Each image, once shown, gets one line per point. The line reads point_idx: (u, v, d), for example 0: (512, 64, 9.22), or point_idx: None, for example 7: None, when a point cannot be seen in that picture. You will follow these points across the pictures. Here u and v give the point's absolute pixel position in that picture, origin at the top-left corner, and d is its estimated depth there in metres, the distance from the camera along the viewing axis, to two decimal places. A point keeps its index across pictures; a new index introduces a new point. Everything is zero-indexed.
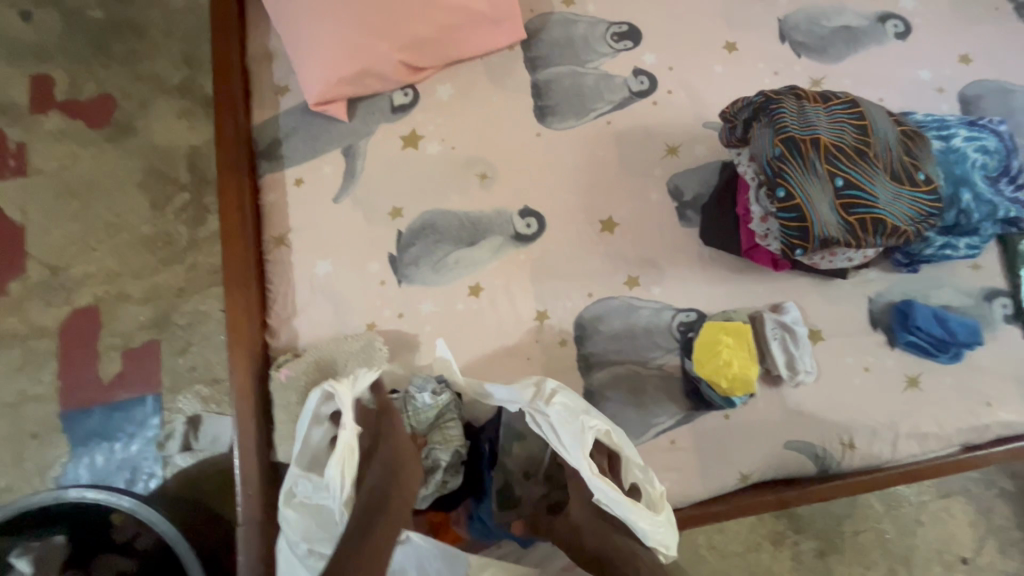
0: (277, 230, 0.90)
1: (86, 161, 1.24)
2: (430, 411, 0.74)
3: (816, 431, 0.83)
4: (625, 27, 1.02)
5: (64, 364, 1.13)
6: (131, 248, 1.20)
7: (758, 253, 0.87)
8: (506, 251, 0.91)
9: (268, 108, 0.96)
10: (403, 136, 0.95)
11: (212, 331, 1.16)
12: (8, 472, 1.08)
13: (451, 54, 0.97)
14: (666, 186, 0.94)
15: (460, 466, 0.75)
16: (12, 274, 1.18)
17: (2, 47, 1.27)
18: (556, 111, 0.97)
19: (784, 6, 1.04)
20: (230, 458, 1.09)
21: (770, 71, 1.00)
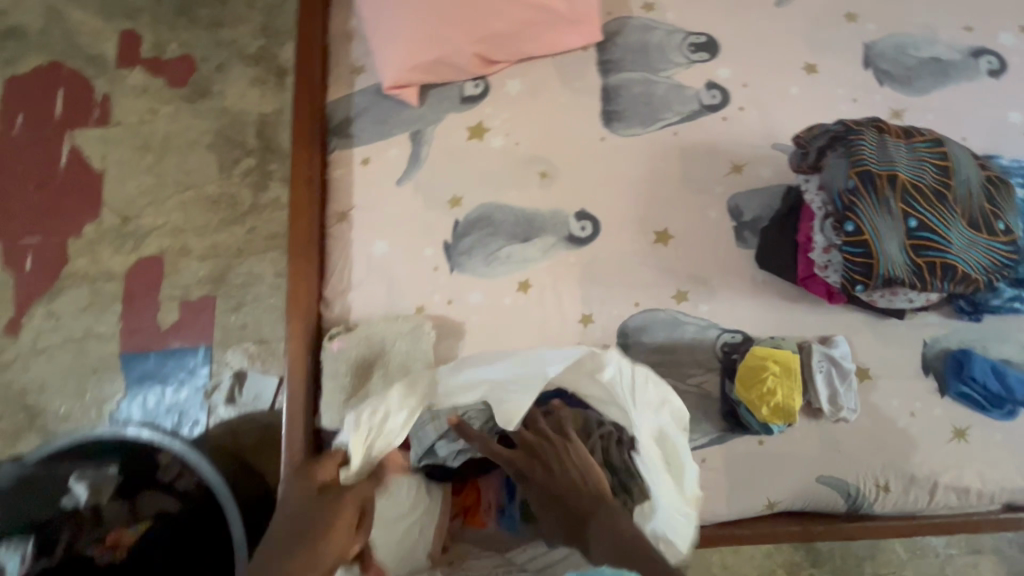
0: (341, 206, 0.93)
1: (164, 118, 1.30)
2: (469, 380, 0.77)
3: (851, 468, 0.82)
4: (703, 39, 1.00)
5: (127, 307, 1.20)
6: (196, 205, 1.26)
7: (813, 284, 0.86)
8: (559, 252, 0.91)
9: (343, 87, 0.99)
10: (470, 127, 0.97)
11: (265, 293, 1.20)
12: (69, 401, 1.16)
13: (525, 51, 0.98)
14: (726, 204, 0.93)
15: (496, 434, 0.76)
16: (88, 217, 1.25)
17: (100, 3, 1.35)
18: (623, 116, 0.97)
19: (871, 32, 1.00)
20: (268, 415, 1.14)
21: (848, 97, 0.98)
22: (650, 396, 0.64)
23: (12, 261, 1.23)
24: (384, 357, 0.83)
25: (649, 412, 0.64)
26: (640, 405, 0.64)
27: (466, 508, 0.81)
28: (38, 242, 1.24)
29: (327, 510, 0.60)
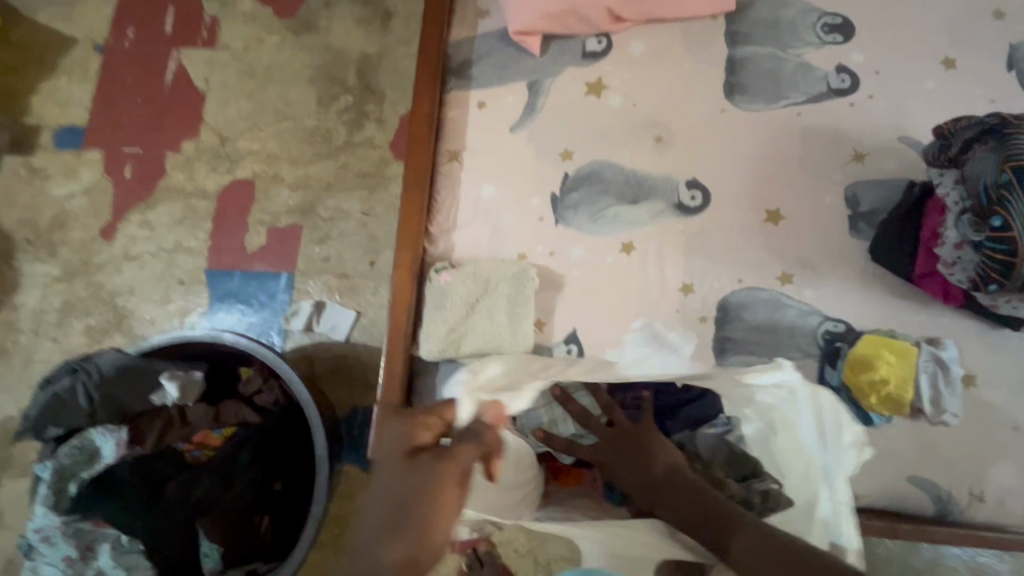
0: (453, 146, 0.93)
1: (269, 47, 1.32)
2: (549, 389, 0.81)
3: (946, 473, 0.80)
4: (839, 20, 0.97)
5: (217, 226, 1.23)
6: (292, 136, 1.28)
7: (929, 282, 0.84)
8: (667, 219, 0.90)
9: (466, 30, 0.99)
10: (589, 83, 0.95)
11: (349, 229, 1.21)
12: (155, 308, 1.20)
13: (655, 12, 0.96)
14: (843, 192, 0.90)
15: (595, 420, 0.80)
16: (188, 135, 1.28)
17: None
18: (746, 90, 0.95)
19: (1020, 32, 0.95)
20: (341, 348, 1.16)
21: (987, 98, 0.93)
22: (842, 431, 0.68)
23: (113, 167, 1.28)
24: (487, 297, 0.84)
25: (840, 450, 0.67)
26: (829, 441, 0.68)
27: (559, 468, 0.81)
28: (139, 153, 1.28)
29: (431, 479, 0.56)
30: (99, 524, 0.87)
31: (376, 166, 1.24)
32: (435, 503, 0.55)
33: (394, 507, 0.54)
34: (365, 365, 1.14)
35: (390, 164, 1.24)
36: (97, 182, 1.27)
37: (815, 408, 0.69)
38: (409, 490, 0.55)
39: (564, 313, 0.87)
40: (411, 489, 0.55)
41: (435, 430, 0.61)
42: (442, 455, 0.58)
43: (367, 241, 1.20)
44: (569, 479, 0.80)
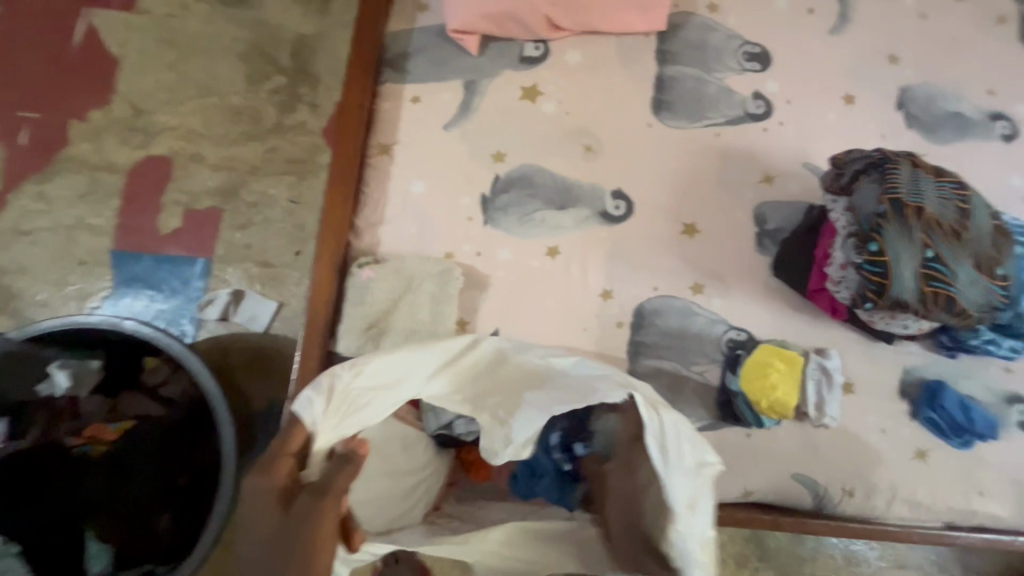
0: (384, 139, 0.92)
1: (195, 17, 1.24)
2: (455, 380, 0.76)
3: (823, 470, 0.89)
4: (758, 50, 1.04)
5: (126, 204, 1.15)
6: (216, 113, 1.21)
7: (820, 298, 0.92)
8: (591, 226, 0.93)
9: (404, 22, 0.97)
10: (524, 87, 0.97)
11: (274, 216, 1.16)
12: (49, 289, 1.10)
13: (591, 24, 0.99)
14: (752, 210, 0.97)
15: None
16: (96, 103, 1.18)
17: None
18: (671, 108, 0.99)
19: (910, 77, 1.06)
20: (260, 339, 1.11)
21: (878, 134, 1.03)
22: (685, 450, 0.65)
23: (5, 132, 1.15)
24: (410, 293, 0.84)
25: (685, 472, 0.64)
26: (674, 461, 0.64)
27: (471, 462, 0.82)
28: (37, 118, 1.16)
29: (306, 519, 0.51)
30: None
31: (307, 152, 1.20)
32: (312, 540, 0.51)
33: (270, 554, 0.50)
34: (285, 357, 1.11)
35: (321, 151, 1.20)
36: None
37: (659, 430, 0.65)
38: (283, 535, 0.51)
39: (487, 312, 0.88)
40: (288, 532, 0.51)
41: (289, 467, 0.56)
42: (317, 495, 0.52)
43: (293, 230, 1.16)
44: (480, 473, 0.81)
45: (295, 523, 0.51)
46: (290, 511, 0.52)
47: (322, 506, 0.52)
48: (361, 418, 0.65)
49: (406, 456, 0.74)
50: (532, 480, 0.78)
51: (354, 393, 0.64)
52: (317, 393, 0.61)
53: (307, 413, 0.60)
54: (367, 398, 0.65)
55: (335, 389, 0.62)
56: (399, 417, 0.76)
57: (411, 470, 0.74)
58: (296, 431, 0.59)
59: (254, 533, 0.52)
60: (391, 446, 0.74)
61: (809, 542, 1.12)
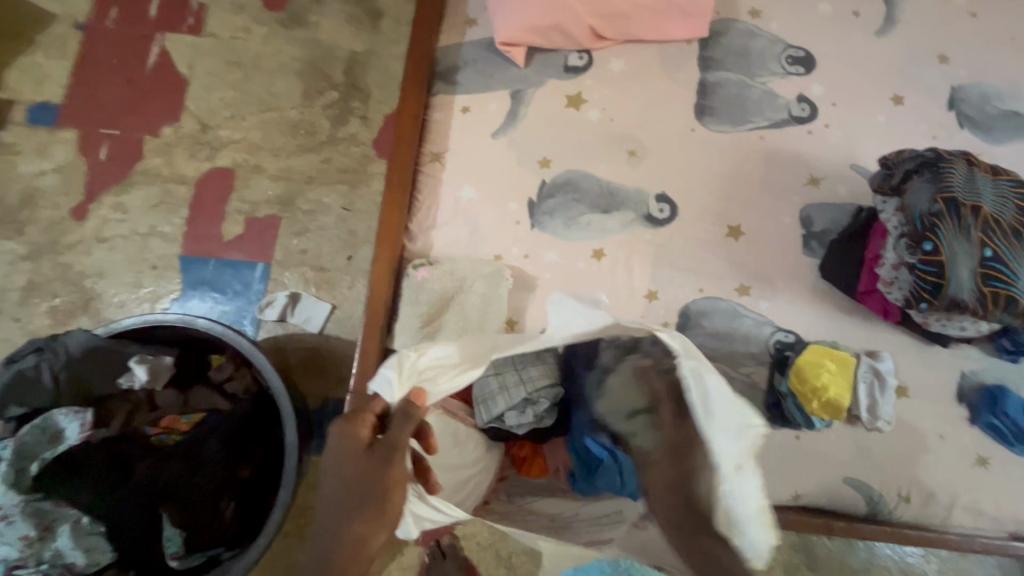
0: (436, 148, 0.97)
1: (257, 38, 1.33)
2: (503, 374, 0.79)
3: (877, 475, 0.87)
4: (802, 53, 1.04)
5: (194, 212, 1.23)
6: (276, 127, 1.28)
7: (871, 300, 0.91)
8: (636, 228, 0.95)
9: (455, 36, 1.02)
10: (569, 96, 1.00)
11: (328, 223, 1.23)
12: (125, 291, 1.19)
13: (635, 34, 1.01)
14: (798, 212, 0.97)
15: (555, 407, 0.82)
16: (167, 120, 1.28)
17: None
18: (715, 112, 1.01)
19: (961, 77, 1.05)
20: (316, 339, 1.17)
21: (929, 135, 1.02)
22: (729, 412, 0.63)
23: (88, 147, 1.26)
24: (462, 294, 0.88)
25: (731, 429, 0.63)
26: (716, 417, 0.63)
27: (523, 459, 0.85)
28: (117, 134, 1.27)
29: (382, 466, 0.59)
30: (61, 504, 0.82)
31: (359, 162, 1.26)
32: (387, 488, 0.59)
33: (350, 494, 0.58)
34: (338, 357, 1.16)
35: (372, 162, 1.26)
36: (70, 161, 1.25)
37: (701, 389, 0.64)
38: (361, 479, 0.59)
39: (536, 312, 0.90)
40: (364, 477, 0.59)
41: (370, 424, 0.62)
42: (391, 448, 0.60)
43: (345, 236, 1.22)
44: (532, 469, 0.84)
45: (369, 472, 0.59)
46: (373, 453, 0.60)
47: (396, 457, 0.60)
48: (432, 389, 0.68)
49: (458, 453, 0.76)
50: (590, 474, 0.79)
51: (423, 368, 0.66)
52: (389, 370, 0.64)
53: (383, 388, 0.64)
54: (433, 373, 0.67)
55: (405, 363, 0.64)
56: (452, 412, 0.79)
57: (461, 466, 0.76)
58: (376, 400, 0.64)
59: (337, 472, 0.60)
60: (443, 444, 0.75)
61: (860, 552, 1.10)
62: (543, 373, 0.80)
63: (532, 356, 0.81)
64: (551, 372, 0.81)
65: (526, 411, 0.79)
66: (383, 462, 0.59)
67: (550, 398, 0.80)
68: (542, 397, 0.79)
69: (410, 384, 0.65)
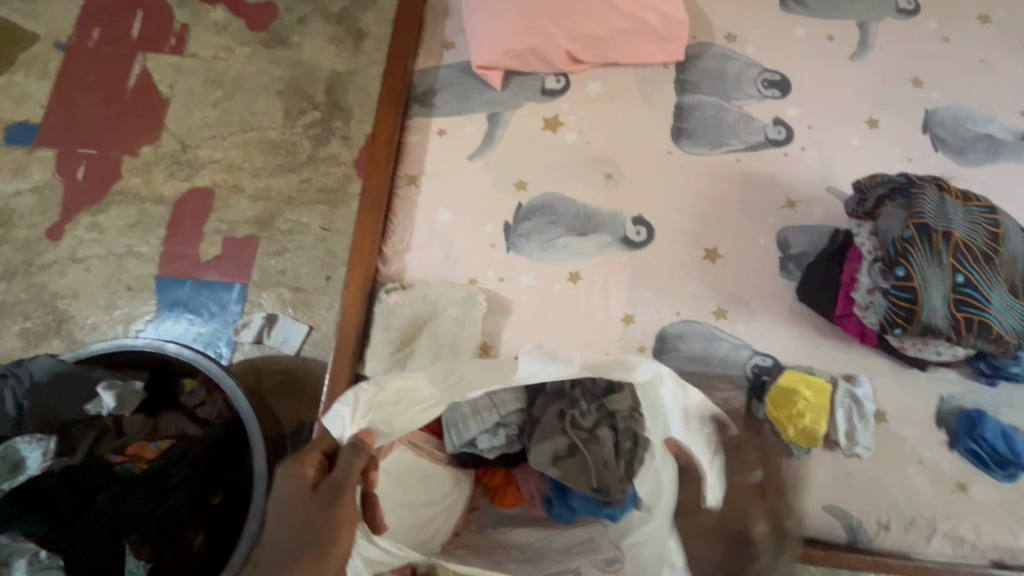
0: (412, 170, 0.96)
1: (239, 58, 1.34)
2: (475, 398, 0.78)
3: (856, 501, 0.86)
4: (777, 77, 1.05)
5: (171, 233, 1.22)
6: (256, 147, 1.28)
7: (848, 323, 0.90)
8: (612, 251, 0.95)
9: (432, 59, 1.03)
10: (546, 119, 1.00)
11: (307, 243, 1.22)
12: (99, 313, 1.17)
13: (610, 57, 1.02)
14: (775, 234, 0.97)
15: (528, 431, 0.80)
16: (146, 139, 1.27)
17: None
18: (691, 135, 1.01)
19: (935, 100, 1.06)
20: (292, 361, 1.15)
21: (904, 157, 1.02)
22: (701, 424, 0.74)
23: (65, 167, 1.25)
24: (436, 319, 0.87)
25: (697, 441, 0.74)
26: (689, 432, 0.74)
27: (496, 487, 0.82)
28: (94, 154, 1.26)
29: (329, 504, 0.56)
30: (18, 537, 0.80)
31: (339, 182, 1.26)
32: (334, 526, 0.56)
33: (294, 537, 0.55)
34: (315, 379, 1.14)
35: (352, 181, 1.26)
36: (46, 181, 1.24)
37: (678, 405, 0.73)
38: (307, 520, 0.56)
39: (511, 336, 0.89)
40: (310, 516, 0.56)
41: (315, 463, 0.60)
42: (338, 484, 0.58)
43: (324, 256, 1.21)
44: (506, 498, 0.81)
45: (316, 512, 0.56)
46: (318, 494, 0.57)
47: (345, 492, 0.57)
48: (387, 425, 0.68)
49: (423, 486, 0.74)
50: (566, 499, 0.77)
51: (378, 402, 0.67)
52: (342, 405, 0.66)
53: (337, 423, 0.65)
54: (388, 410, 0.67)
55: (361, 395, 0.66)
56: (418, 446, 0.76)
57: (426, 501, 0.74)
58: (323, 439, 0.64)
59: (280, 515, 0.56)
60: (408, 477, 0.74)
61: None
62: (515, 396, 0.80)
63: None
64: (522, 394, 0.81)
65: (498, 434, 0.78)
66: (332, 497, 0.57)
67: (522, 422, 0.79)
68: (514, 418, 0.79)
69: (363, 420, 0.66)
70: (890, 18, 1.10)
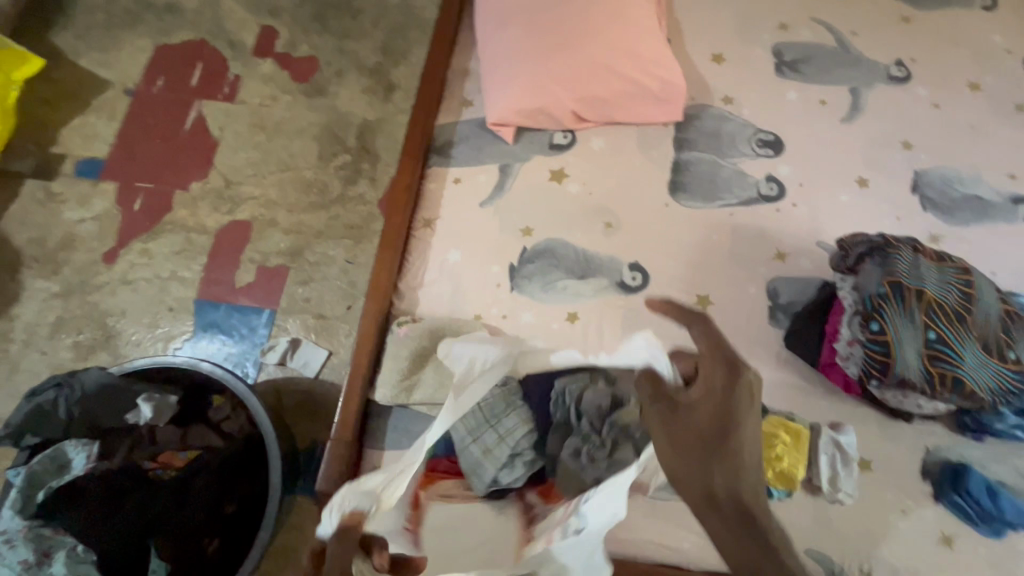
0: (428, 214, 1.06)
1: (282, 105, 1.48)
2: (483, 435, 0.83)
3: (838, 547, 0.88)
4: (771, 137, 1.13)
5: (212, 260, 1.34)
6: (291, 185, 1.41)
7: (832, 372, 0.94)
8: (609, 294, 1.02)
9: (452, 114, 1.14)
10: (552, 171, 1.10)
11: (332, 274, 1.33)
12: (142, 330, 1.29)
13: (613, 116, 1.11)
14: (765, 284, 1.03)
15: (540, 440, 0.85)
16: (196, 176, 1.42)
17: (257, 6, 1.59)
18: (687, 189, 1.09)
19: (924, 162, 1.11)
20: (311, 384, 1.24)
21: (893, 215, 1.07)
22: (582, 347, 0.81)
23: (124, 199, 1.40)
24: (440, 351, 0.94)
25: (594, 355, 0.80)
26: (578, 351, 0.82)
27: (544, 488, 0.84)
28: (150, 187, 1.41)
29: None
30: (59, 532, 0.89)
31: (364, 219, 1.37)
32: None
33: None
34: (332, 402, 1.23)
35: (376, 219, 1.37)
36: (107, 210, 1.39)
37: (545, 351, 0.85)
38: None
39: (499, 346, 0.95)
40: None
41: None
42: None
43: (346, 287, 1.32)
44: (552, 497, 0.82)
45: None
46: None
47: None
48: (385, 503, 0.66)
49: (458, 534, 0.77)
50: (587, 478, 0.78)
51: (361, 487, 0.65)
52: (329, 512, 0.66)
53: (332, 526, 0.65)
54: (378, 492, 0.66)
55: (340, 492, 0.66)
56: (448, 495, 0.82)
57: (473, 546, 0.76)
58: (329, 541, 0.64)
59: None
60: (451, 526, 0.77)
61: None
62: (517, 420, 0.85)
63: (502, 406, 0.85)
64: (527, 417, 0.86)
65: (515, 464, 0.82)
66: None
67: (530, 442, 0.84)
68: (526, 448, 0.84)
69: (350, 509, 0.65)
70: (881, 85, 1.18)
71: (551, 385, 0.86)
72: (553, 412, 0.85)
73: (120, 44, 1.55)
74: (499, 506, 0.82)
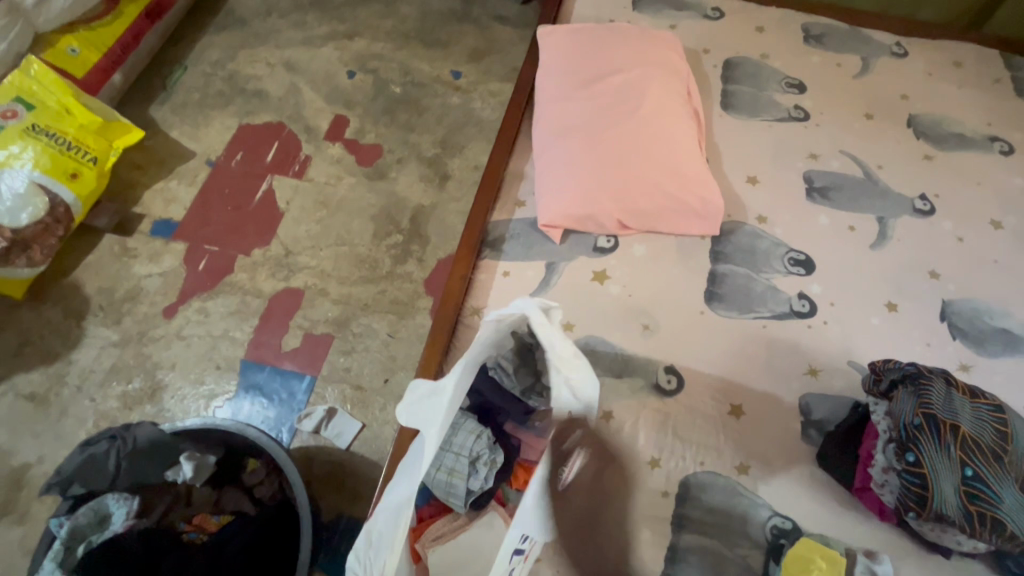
0: (477, 303, 1.13)
1: (345, 186, 1.62)
2: (451, 457, 0.87)
3: None
4: (802, 256, 1.20)
5: (262, 323, 1.42)
6: (346, 259, 1.51)
7: (867, 496, 0.94)
8: (644, 395, 1.05)
9: (505, 212, 1.25)
10: (595, 271, 1.17)
11: (373, 347, 1.39)
12: (188, 385, 1.35)
13: (655, 226, 1.20)
14: (798, 399, 1.06)
15: (496, 442, 0.90)
16: (259, 243, 1.53)
17: (333, 97, 1.79)
18: (722, 299, 1.15)
19: (951, 292, 1.17)
20: (342, 454, 1.27)
21: (922, 341, 1.11)
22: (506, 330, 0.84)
23: (191, 258, 1.51)
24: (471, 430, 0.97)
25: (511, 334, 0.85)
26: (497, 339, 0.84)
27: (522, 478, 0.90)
28: (216, 250, 1.52)
29: None
30: None
31: (410, 296, 1.45)
32: None
33: None
34: (361, 474, 1.25)
35: (421, 297, 1.45)
36: (174, 268, 1.50)
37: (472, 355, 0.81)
38: None
39: None
40: None
41: None
42: None
43: (386, 360, 1.37)
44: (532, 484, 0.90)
45: None
46: None
47: None
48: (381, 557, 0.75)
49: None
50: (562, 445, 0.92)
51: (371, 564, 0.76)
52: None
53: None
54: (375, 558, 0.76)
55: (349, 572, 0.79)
56: (441, 534, 0.85)
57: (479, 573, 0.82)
58: None
59: None
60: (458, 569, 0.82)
61: None
62: (467, 429, 0.89)
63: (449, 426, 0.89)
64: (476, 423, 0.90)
65: (480, 468, 0.87)
66: None
67: (487, 446, 0.88)
68: (483, 451, 0.87)
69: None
70: (907, 215, 1.26)
71: (484, 372, 0.93)
72: (494, 404, 0.92)
73: (209, 121, 1.74)
74: (486, 519, 0.86)
